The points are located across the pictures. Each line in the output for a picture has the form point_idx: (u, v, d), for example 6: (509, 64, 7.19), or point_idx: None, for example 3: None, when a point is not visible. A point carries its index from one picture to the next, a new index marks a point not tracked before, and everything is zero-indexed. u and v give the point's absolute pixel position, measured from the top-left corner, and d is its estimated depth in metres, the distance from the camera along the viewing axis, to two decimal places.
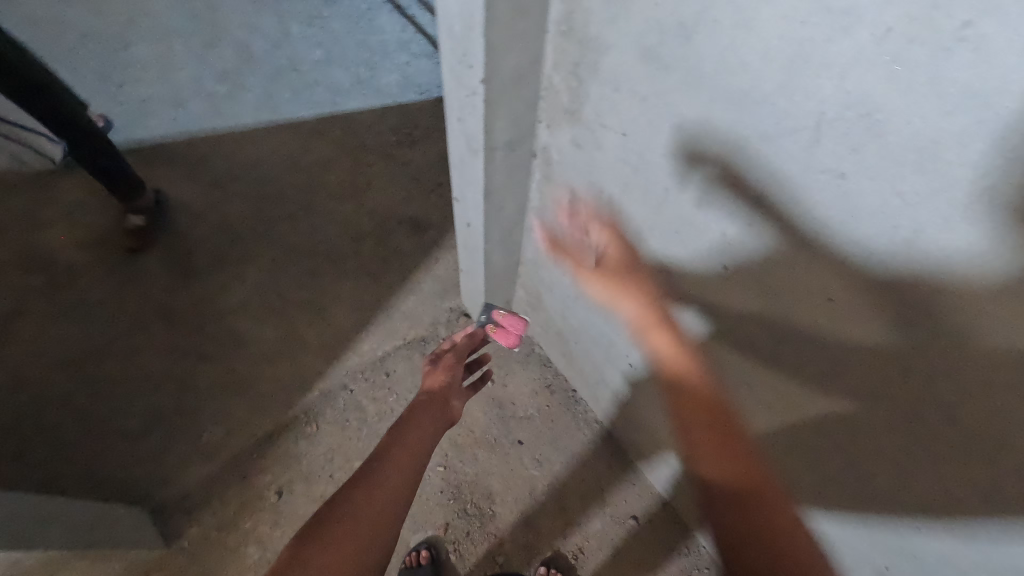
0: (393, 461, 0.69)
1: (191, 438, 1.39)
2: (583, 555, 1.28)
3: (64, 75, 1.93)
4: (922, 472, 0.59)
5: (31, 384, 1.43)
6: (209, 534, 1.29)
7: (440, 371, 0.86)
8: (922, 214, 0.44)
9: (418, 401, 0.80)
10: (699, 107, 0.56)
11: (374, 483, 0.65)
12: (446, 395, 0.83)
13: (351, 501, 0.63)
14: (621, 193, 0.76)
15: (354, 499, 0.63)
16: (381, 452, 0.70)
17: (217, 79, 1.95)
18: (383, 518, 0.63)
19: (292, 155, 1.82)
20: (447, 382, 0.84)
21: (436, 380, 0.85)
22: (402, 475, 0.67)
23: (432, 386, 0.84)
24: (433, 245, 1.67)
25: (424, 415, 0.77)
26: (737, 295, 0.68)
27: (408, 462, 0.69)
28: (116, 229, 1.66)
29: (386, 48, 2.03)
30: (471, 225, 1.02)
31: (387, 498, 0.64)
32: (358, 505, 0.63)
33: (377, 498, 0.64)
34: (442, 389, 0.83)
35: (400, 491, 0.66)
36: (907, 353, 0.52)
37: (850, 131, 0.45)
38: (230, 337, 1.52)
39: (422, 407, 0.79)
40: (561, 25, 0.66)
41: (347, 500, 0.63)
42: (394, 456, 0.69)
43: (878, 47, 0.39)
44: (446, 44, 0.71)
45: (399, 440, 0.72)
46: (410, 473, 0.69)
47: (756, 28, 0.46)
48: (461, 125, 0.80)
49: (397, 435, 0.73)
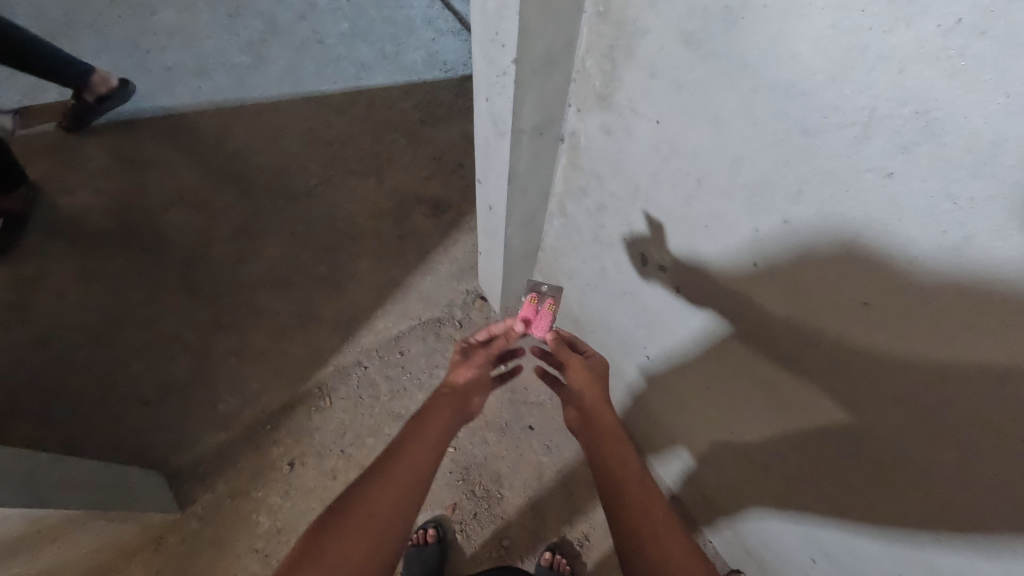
0: (412, 451, 0.68)
1: (206, 406, 1.41)
2: (589, 542, 1.29)
3: (91, 39, 1.93)
4: (944, 485, 0.58)
5: (54, 346, 1.46)
6: (223, 501, 1.31)
7: (467, 365, 0.85)
8: (975, 219, 0.41)
9: (440, 396, 0.80)
10: (740, 96, 0.54)
11: (394, 471, 0.65)
12: (469, 392, 0.83)
13: (371, 488, 0.62)
14: (649, 183, 0.74)
15: (375, 487, 0.63)
16: (401, 443, 0.69)
17: (242, 49, 1.94)
18: (403, 504, 0.62)
19: (315, 129, 1.81)
20: (472, 380, 0.83)
21: (461, 376, 0.84)
22: (420, 464, 0.67)
23: (458, 380, 0.83)
24: (452, 226, 1.67)
25: (444, 408, 0.77)
26: (766, 291, 0.66)
27: (427, 454, 0.69)
28: (139, 196, 1.67)
29: (413, 23, 2.00)
30: (493, 209, 1.01)
31: (405, 486, 0.64)
32: (379, 492, 0.62)
33: (396, 485, 0.63)
34: (466, 385, 0.83)
35: (420, 480, 0.66)
36: (943, 365, 0.50)
37: (904, 129, 0.42)
38: (248, 309, 1.53)
39: (443, 403, 0.78)
40: (598, 6, 0.64)
41: (368, 487, 0.63)
42: (412, 447, 0.69)
43: (943, 40, 0.37)
44: (478, 22, 0.69)
45: (420, 433, 0.71)
46: (429, 465, 0.68)
47: (808, 15, 0.44)
48: (488, 107, 0.78)
49: (417, 427, 0.72)
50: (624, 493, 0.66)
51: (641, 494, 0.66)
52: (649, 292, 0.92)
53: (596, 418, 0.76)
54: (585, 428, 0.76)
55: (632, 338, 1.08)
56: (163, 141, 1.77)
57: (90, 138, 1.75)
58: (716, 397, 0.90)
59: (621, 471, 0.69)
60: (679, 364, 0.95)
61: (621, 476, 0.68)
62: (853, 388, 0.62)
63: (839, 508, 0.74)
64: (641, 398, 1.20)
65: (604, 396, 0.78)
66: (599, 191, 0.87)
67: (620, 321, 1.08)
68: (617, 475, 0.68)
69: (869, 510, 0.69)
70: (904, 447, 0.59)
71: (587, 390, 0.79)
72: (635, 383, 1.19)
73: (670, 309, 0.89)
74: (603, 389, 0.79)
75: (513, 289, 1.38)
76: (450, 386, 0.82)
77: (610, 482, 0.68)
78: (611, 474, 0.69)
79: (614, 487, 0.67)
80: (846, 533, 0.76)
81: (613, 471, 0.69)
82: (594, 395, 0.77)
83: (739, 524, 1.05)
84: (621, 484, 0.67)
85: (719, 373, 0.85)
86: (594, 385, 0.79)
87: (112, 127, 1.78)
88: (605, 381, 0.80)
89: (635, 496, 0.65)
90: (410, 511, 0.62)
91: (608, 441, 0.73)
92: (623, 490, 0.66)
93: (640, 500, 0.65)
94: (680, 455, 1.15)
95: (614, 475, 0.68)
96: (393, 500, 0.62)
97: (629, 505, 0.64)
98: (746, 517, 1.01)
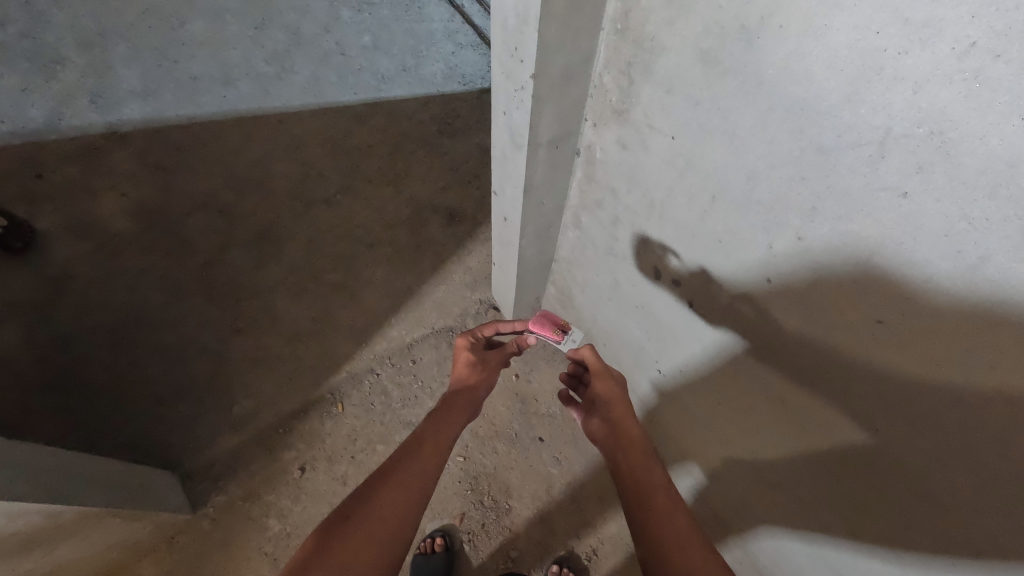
0: (419, 455, 0.69)
1: (223, 408, 1.43)
2: (596, 557, 1.27)
3: (123, 49, 1.99)
4: (962, 511, 0.56)
5: (77, 345, 1.49)
6: (234, 503, 1.32)
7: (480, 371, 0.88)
8: (989, 239, 0.41)
9: (446, 397, 0.82)
10: (757, 113, 0.54)
11: (403, 474, 0.66)
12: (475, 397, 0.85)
13: (381, 492, 0.63)
14: (665, 198, 0.75)
15: (387, 490, 0.63)
16: (411, 446, 0.70)
17: (267, 60, 1.98)
18: (411, 506, 0.63)
19: (335, 138, 1.85)
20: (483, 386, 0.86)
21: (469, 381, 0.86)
22: (428, 466, 0.68)
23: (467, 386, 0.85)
24: (467, 236, 1.68)
25: (450, 415, 0.78)
26: (783, 308, 0.66)
27: (432, 457, 0.70)
28: (164, 202, 1.71)
29: (433, 37, 2.03)
30: (508, 220, 1.02)
31: (413, 489, 0.65)
32: (389, 494, 0.63)
33: (406, 489, 0.64)
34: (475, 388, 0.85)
35: (426, 481, 0.67)
36: (956, 383, 0.50)
37: (919, 149, 0.43)
38: (265, 313, 1.55)
39: (449, 405, 0.81)
40: (617, 23, 0.66)
41: (380, 489, 0.63)
42: (421, 449, 0.70)
43: (958, 62, 0.38)
44: (499, 36, 0.70)
45: (427, 434, 0.73)
46: (435, 466, 0.70)
47: (825, 37, 0.45)
48: (506, 120, 0.80)
49: (428, 432, 0.74)
50: (649, 502, 0.66)
51: (666, 505, 0.65)
52: (661, 306, 0.92)
53: (622, 429, 0.77)
54: (610, 438, 0.78)
55: (644, 351, 1.08)
56: (188, 148, 1.81)
57: (119, 145, 1.80)
58: (730, 415, 0.90)
59: (645, 480, 0.69)
60: (692, 379, 0.95)
61: (643, 487, 0.68)
62: (865, 407, 0.61)
63: (853, 530, 0.73)
64: (654, 413, 1.20)
65: (628, 409, 0.80)
66: (614, 205, 0.87)
67: (633, 334, 1.08)
68: (641, 486, 0.68)
69: (883, 535, 0.68)
70: (917, 470, 0.59)
71: (614, 402, 0.81)
72: (648, 398, 1.19)
73: (683, 325, 0.89)
74: (627, 403, 0.81)
75: (528, 299, 1.39)
76: (461, 393, 0.84)
77: (632, 486, 0.69)
78: (637, 483, 0.69)
79: (637, 493, 0.67)
80: (859, 554, 0.74)
81: (635, 479, 0.69)
82: (619, 409, 0.80)
83: (750, 543, 1.03)
84: (645, 494, 0.67)
85: (732, 389, 0.85)
86: (619, 398, 0.81)
87: (140, 134, 1.83)
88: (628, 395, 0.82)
89: (659, 507, 0.65)
90: (416, 513, 0.63)
91: (629, 451, 0.73)
92: (650, 503, 0.66)
93: (664, 510, 0.64)
94: (692, 472, 1.15)
95: (636, 486, 0.69)
96: (402, 502, 0.63)
97: (654, 517, 0.64)
98: (757, 537, 0.99)
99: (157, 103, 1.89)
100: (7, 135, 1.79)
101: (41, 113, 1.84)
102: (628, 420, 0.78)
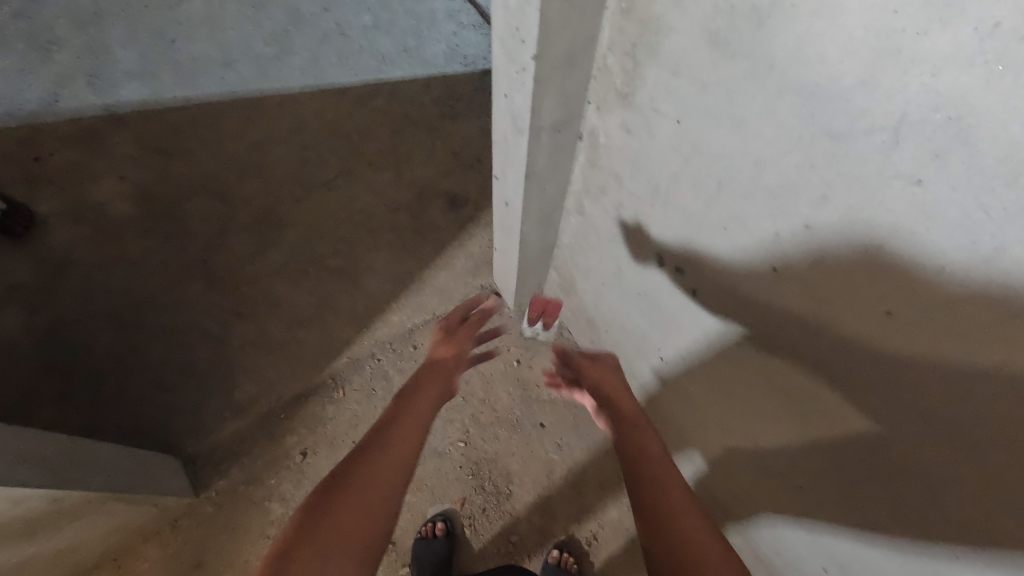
0: (400, 428, 0.68)
1: (225, 393, 1.43)
2: (596, 542, 1.28)
3: (120, 29, 1.95)
4: (966, 502, 0.56)
5: (77, 330, 1.49)
6: (237, 487, 1.33)
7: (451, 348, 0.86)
8: (1008, 230, 0.40)
9: (422, 372, 0.81)
10: (765, 98, 0.53)
11: (384, 447, 0.64)
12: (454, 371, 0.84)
13: (363, 467, 0.62)
14: (669, 183, 0.73)
15: (366, 465, 0.62)
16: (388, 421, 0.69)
17: (265, 40, 1.95)
18: (393, 478, 0.62)
19: (335, 120, 1.82)
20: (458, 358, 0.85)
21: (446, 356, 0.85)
22: (408, 437, 0.67)
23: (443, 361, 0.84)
24: (469, 221, 1.67)
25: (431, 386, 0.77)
26: (788, 296, 0.65)
27: (414, 429, 0.69)
28: (163, 186, 1.70)
29: (435, 16, 1.99)
30: (509, 205, 1.00)
31: (396, 460, 0.64)
32: (369, 467, 0.62)
33: (386, 462, 0.63)
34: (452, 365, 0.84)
35: (409, 451, 0.66)
36: (968, 373, 0.49)
37: (935, 137, 0.41)
38: (266, 298, 1.55)
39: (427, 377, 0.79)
40: (621, 3, 0.63)
41: (359, 464, 0.62)
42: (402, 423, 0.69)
43: (981, 45, 0.36)
44: (500, 16, 0.68)
45: (408, 407, 0.72)
46: (416, 435, 0.68)
47: (839, 17, 0.43)
48: (508, 103, 0.78)
49: (405, 406, 0.72)
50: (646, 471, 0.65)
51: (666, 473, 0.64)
52: (664, 293, 0.91)
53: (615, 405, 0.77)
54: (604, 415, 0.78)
55: (647, 338, 1.07)
56: (187, 131, 1.79)
57: (117, 127, 1.78)
58: (734, 403, 0.89)
59: (642, 450, 0.68)
60: (695, 367, 0.95)
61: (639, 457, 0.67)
62: (873, 397, 0.60)
63: (855, 518, 0.72)
64: (655, 400, 1.20)
65: (619, 385, 0.81)
66: (617, 190, 0.86)
67: (635, 322, 1.08)
68: (641, 455, 0.67)
69: (882, 525, 0.68)
70: (922, 460, 0.58)
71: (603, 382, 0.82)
72: (650, 385, 1.18)
73: (687, 313, 0.88)
74: (619, 381, 0.82)
75: (529, 284, 1.37)
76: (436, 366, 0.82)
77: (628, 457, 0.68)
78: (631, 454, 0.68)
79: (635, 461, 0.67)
80: (859, 541, 0.74)
81: (629, 449, 0.69)
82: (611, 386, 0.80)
83: (749, 530, 1.04)
84: (638, 465, 0.66)
85: (735, 377, 0.84)
86: (608, 377, 0.82)
87: (138, 116, 1.81)
88: (617, 374, 0.83)
89: (652, 475, 0.64)
90: (399, 484, 0.62)
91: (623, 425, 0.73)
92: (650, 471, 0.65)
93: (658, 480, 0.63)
94: (693, 459, 1.15)
95: (632, 456, 0.68)
96: (385, 475, 0.62)
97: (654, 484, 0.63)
98: (757, 524, 1.00)
99: (155, 84, 1.86)
100: (5, 117, 1.77)
101: (39, 95, 1.82)
102: (623, 398, 0.78)
